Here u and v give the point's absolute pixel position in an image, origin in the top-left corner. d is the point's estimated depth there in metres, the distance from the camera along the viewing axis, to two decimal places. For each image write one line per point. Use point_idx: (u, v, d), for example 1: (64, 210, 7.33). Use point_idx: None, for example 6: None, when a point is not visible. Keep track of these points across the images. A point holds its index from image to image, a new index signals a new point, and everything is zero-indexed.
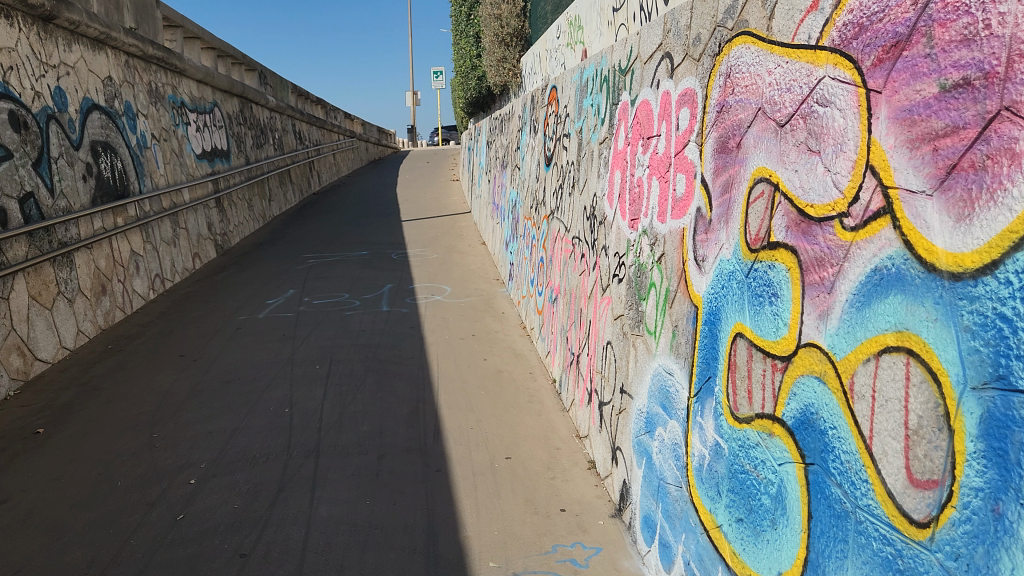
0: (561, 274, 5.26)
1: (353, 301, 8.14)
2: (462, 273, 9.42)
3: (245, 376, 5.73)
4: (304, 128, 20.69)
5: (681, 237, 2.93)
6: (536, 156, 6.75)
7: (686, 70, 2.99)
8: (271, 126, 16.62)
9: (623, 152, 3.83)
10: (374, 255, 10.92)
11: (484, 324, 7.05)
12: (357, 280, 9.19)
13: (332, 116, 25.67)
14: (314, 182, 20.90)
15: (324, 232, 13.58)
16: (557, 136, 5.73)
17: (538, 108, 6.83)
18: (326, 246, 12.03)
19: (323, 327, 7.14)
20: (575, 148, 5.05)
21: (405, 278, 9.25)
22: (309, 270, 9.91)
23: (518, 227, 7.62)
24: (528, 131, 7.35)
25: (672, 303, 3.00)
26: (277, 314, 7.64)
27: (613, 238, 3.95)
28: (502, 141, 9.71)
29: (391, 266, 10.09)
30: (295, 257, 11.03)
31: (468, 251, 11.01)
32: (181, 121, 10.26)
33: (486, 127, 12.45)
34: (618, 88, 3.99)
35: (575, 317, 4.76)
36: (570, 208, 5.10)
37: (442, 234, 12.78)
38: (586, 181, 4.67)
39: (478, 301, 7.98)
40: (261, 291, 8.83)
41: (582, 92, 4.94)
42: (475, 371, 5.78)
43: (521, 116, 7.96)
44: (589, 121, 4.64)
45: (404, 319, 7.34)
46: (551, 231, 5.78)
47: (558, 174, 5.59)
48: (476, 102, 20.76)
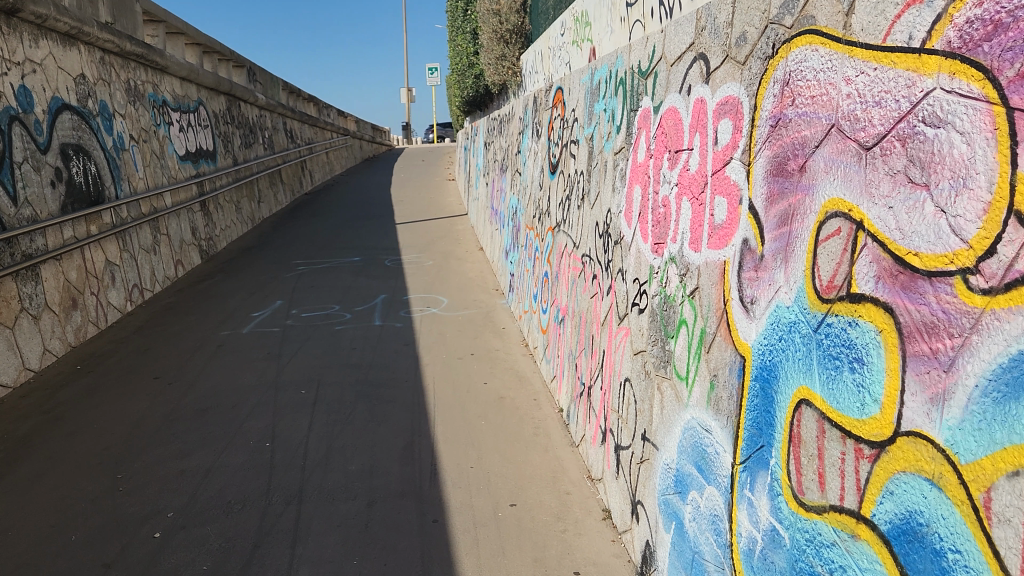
0: (569, 293, 4.84)
1: (344, 313, 7.70)
2: (459, 282, 8.99)
3: (224, 402, 5.29)
4: (295, 126, 20.20)
5: (722, 271, 2.49)
6: (539, 162, 6.32)
7: (727, 75, 2.55)
8: (261, 124, 16.13)
9: (644, 166, 3.40)
10: (367, 261, 10.48)
11: (483, 341, 6.62)
12: (348, 289, 8.75)
13: (325, 114, 25.16)
14: (307, 182, 20.42)
15: (315, 236, 13.12)
16: (563, 142, 5.29)
17: (541, 110, 6.39)
18: (317, 251, 11.58)
19: (311, 344, 6.70)
20: (584, 158, 4.61)
21: (399, 288, 8.80)
22: (298, 278, 9.45)
23: (520, 237, 7.19)
24: (530, 135, 6.91)
25: (710, 349, 2.56)
26: (263, 329, 7.19)
27: (633, 262, 3.52)
28: (501, 143, 9.28)
29: (385, 274, 9.64)
30: (284, 263, 10.57)
31: (466, 258, 10.57)
32: (161, 121, 9.80)
33: (484, 127, 12.01)
34: (638, 93, 3.56)
35: (586, 345, 4.33)
36: (579, 222, 4.67)
37: (438, 238, 12.33)
38: (597, 194, 4.24)
39: (477, 314, 7.54)
40: (246, 302, 8.37)
41: (592, 96, 4.50)
42: (475, 397, 5.35)
43: (522, 117, 7.52)
44: (601, 129, 4.21)
45: (398, 335, 6.90)
46: (557, 245, 5.35)
47: (565, 185, 5.16)
48: (473, 100, 20.25)
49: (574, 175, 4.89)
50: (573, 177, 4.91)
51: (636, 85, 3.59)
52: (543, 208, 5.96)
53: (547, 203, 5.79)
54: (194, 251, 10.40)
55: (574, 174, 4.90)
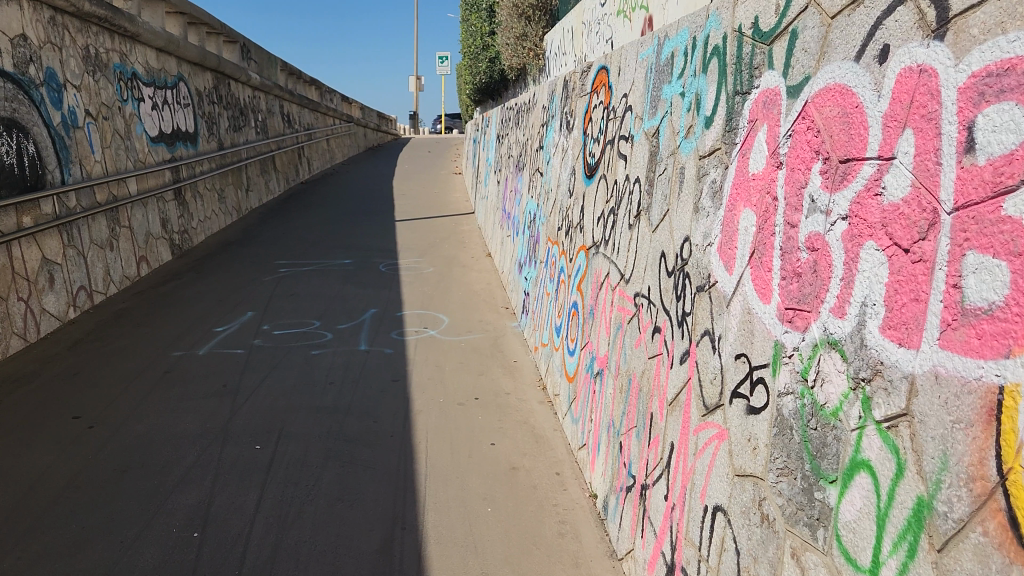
0: (612, 341, 3.61)
1: (325, 332, 6.48)
2: (462, 296, 7.78)
3: (153, 461, 4.07)
4: (293, 110, 18.96)
5: (996, 408, 1.26)
6: (570, 162, 5.08)
7: (1003, 19, 1.32)
8: (253, 106, 14.89)
9: (765, 180, 2.17)
10: (359, 265, 9.27)
11: (490, 379, 5.38)
12: (334, 301, 7.52)
13: (327, 98, 23.89)
14: (303, 169, 19.16)
15: (306, 232, 11.88)
16: (607, 139, 4.06)
17: (574, 98, 5.14)
18: (305, 250, 10.35)
19: (279, 373, 5.48)
20: (643, 160, 3.38)
21: (392, 302, 7.58)
22: (279, 284, 8.23)
23: (540, 251, 5.96)
24: (556, 130, 5.69)
25: (947, 549, 1.33)
26: (225, 350, 5.96)
27: (737, 330, 2.27)
28: (518, 135, 8.06)
29: (378, 282, 8.43)
30: (266, 263, 9.35)
31: (471, 266, 9.33)
32: (128, 96, 8.58)
33: (498, 118, 10.79)
34: (753, 67, 2.33)
35: (640, 424, 3.11)
36: (632, 248, 3.44)
37: (440, 240, 11.08)
38: (666, 213, 3.01)
39: (483, 340, 6.33)
40: (213, 312, 7.15)
41: (660, 76, 3.26)
42: (479, 464, 4.13)
43: (546, 107, 6.29)
44: (676, 121, 2.98)
45: (386, 365, 5.67)
46: (595, 272, 4.13)
47: (609, 195, 3.92)
48: (485, 88, 19.03)
49: (624, 183, 3.66)
50: (623, 185, 3.67)
51: (750, 53, 2.35)
52: (574, 223, 4.73)
53: (581, 215, 4.56)
54: (163, 245, 9.20)
55: (625, 182, 3.66)
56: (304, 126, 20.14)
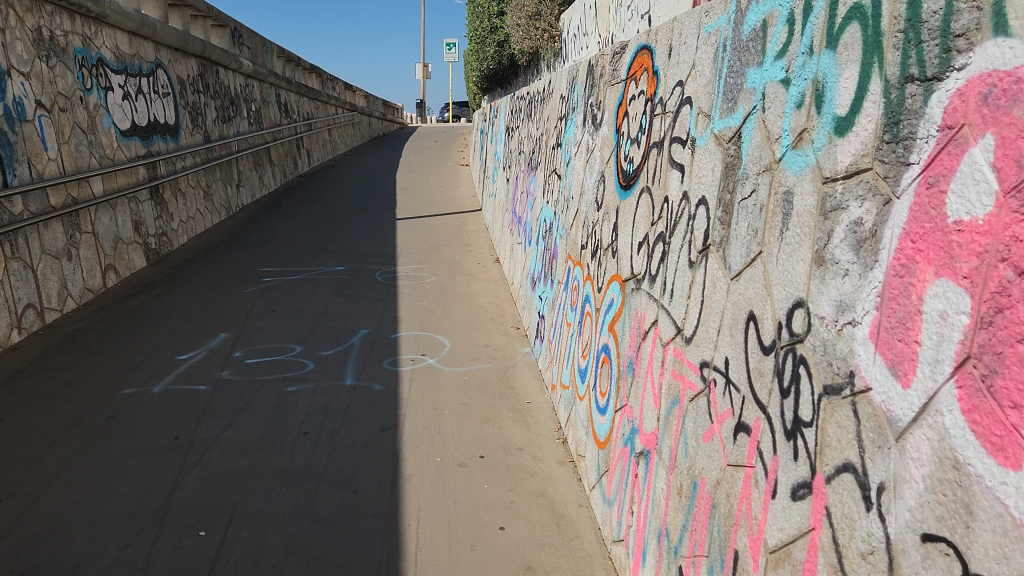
0: (664, 418, 2.67)
1: (306, 361, 5.58)
2: (467, 314, 6.86)
3: (63, 558, 3.17)
4: (291, 100, 18.01)
5: None
6: (597, 167, 4.12)
7: None
8: (245, 95, 13.95)
9: (999, 234, 1.21)
10: (353, 273, 8.35)
11: (497, 429, 4.45)
12: (319, 321, 6.60)
13: (329, 86, 22.90)
14: (302, 162, 18.23)
15: (298, 233, 10.97)
16: (654, 141, 3.10)
17: (603, 89, 4.17)
18: (295, 255, 9.44)
19: (246, 419, 4.57)
20: (716, 174, 2.42)
21: (386, 322, 6.66)
22: (260, 297, 7.32)
23: (559, 272, 5.02)
24: (579, 126, 4.73)
25: None
26: (184, 386, 5.06)
27: (921, 488, 1.33)
28: (531, 128, 7.10)
29: (372, 295, 7.52)
30: (249, 271, 8.44)
31: (477, 275, 8.39)
32: (91, 84, 7.67)
33: (507, 108, 9.81)
34: (951, 33, 1.36)
35: (711, 556, 2.16)
36: (696, 295, 2.49)
37: (444, 243, 10.14)
38: (759, 257, 2.06)
39: (491, 372, 5.41)
40: (180, 333, 6.25)
41: (742, 56, 2.29)
42: (484, 560, 3.20)
43: (566, 98, 5.32)
44: (778, 122, 2.01)
45: (374, 408, 4.75)
46: (635, 314, 3.18)
47: (658, 217, 2.97)
48: (493, 74, 17.95)
49: (682, 204, 2.70)
50: (680, 206, 2.72)
51: (943, 10, 1.39)
52: (605, 244, 3.78)
53: (614, 238, 3.63)
54: (135, 251, 8.31)
55: (682, 201, 2.71)
56: (303, 116, 19.18)
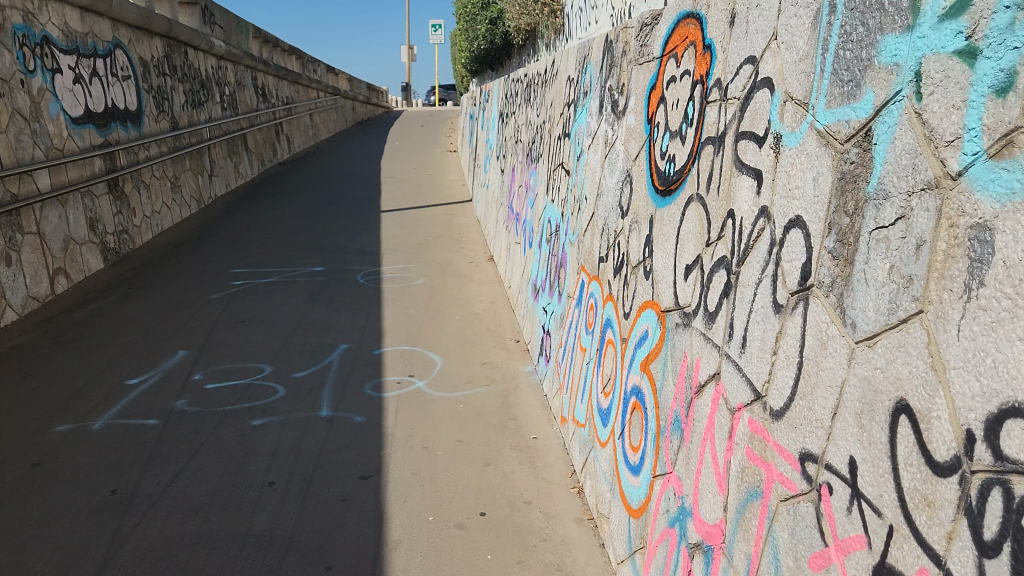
0: (736, 513, 1.99)
1: (277, 386, 4.88)
2: (459, 324, 6.17)
3: None
4: (270, 83, 17.09)
5: None
6: (621, 163, 3.42)
7: None
8: (218, 78, 13.06)
9: None
10: (333, 275, 7.61)
11: (500, 476, 3.77)
12: (293, 334, 5.88)
13: (309, 68, 21.90)
14: (282, 149, 17.34)
15: (275, 228, 10.20)
16: (710, 139, 2.41)
17: (629, 70, 3.47)
18: (271, 254, 8.68)
19: (201, 464, 3.86)
20: (823, 187, 1.72)
21: (369, 334, 5.94)
22: (229, 305, 6.58)
23: (570, 283, 4.33)
24: (594, 114, 4.04)
25: None
26: (131, 420, 4.33)
27: None
28: (530, 116, 6.36)
29: (354, 301, 6.79)
30: (218, 273, 7.68)
31: (469, 277, 7.69)
32: (35, 65, 6.83)
33: (500, 92, 9.05)
34: None
35: None
36: (788, 353, 1.80)
37: (432, 239, 9.40)
38: (916, 319, 1.37)
39: (490, 398, 4.74)
40: (134, 350, 5.50)
41: (870, 19, 1.60)
42: None
43: (576, 80, 4.61)
44: (950, 117, 1.32)
45: (354, 448, 4.05)
46: (682, 358, 2.50)
47: (720, 236, 2.27)
48: (484, 55, 17.02)
49: (761, 223, 2.01)
50: (756, 226, 2.04)
51: None
52: (636, 260, 3.09)
53: (649, 254, 2.93)
54: (90, 251, 7.51)
55: (760, 220, 2.02)
56: (283, 100, 18.25)
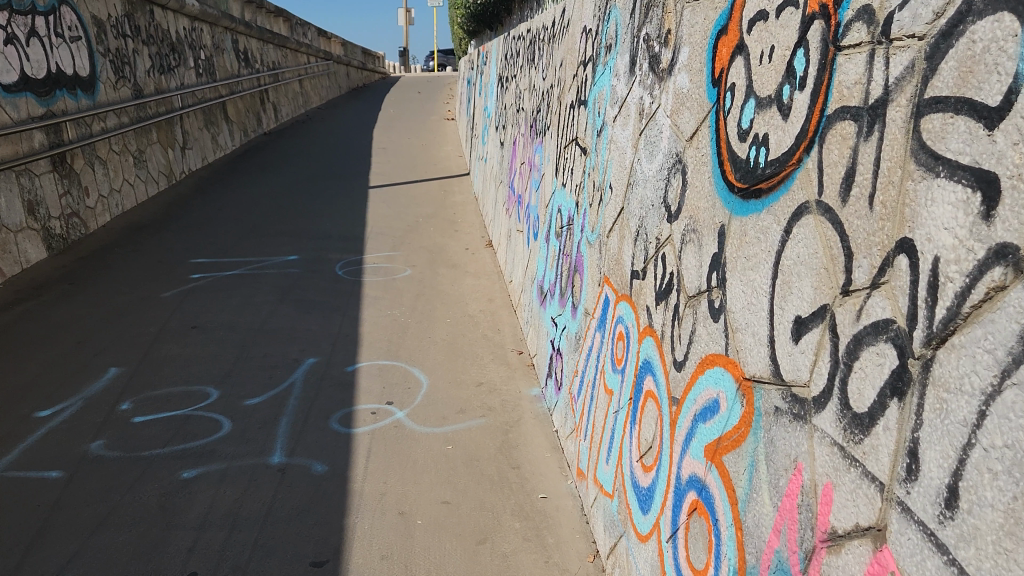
0: None
1: (222, 418, 3.94)
2: (451, 330, 5.21)
3: None
4: (253, 47, 15.86)
5: None
6: (667, 142, 2.44)
7: None
8: (193, 41, 11.88)
9: None
10: (308, 267, 6.62)
11: (498, 560, 2.84)
12: (252, 345, 4.91)
13: (298, 32, 20.54)
14: (268, 118, 16.15)
15: (251, 208, 9.16)
16: (850, 111, 1.43)
17: (677, 11, 2.46)
18: (242, 239, 7.67)
19: (103, 543, 2.93)
20: None
21: (343, 343, 4.97)
22: (182, 305, 5.60)
23: (588, 295, 3.38)
24: (621, 75, 3.04)
25: None
26: (27, 474, 3.39)
27: None
28: (535, 79, 5.31)
29: (329, 299, 5.82)
30: (176, 264, 6.69)
31: (465, 266, 6.71)
32: None
33: (499, 53, 7.95)
34: None
35: None
36: None
37: (424, 220, 8.38)
38: None
39: (487, 435, 3.80)
40: (57, 366, 4.53)
41: None
42: None
43: (594, 30, 3.59)
44: None
45: (308, 515, 3.13)
46: (791, 470, 1.54)
47: (878, 281, 1.31)
48: (482, 14, 15.73)
49: (999, 275, 1.05)
50: (984, 279, 1.07)
51: None
52: (695, 288, 2.11)
53: (719, 282, 1.96)
54: (28, 240, 6.50)
55: (994, 268, 1.06)
56: (268, 66, 16.99)
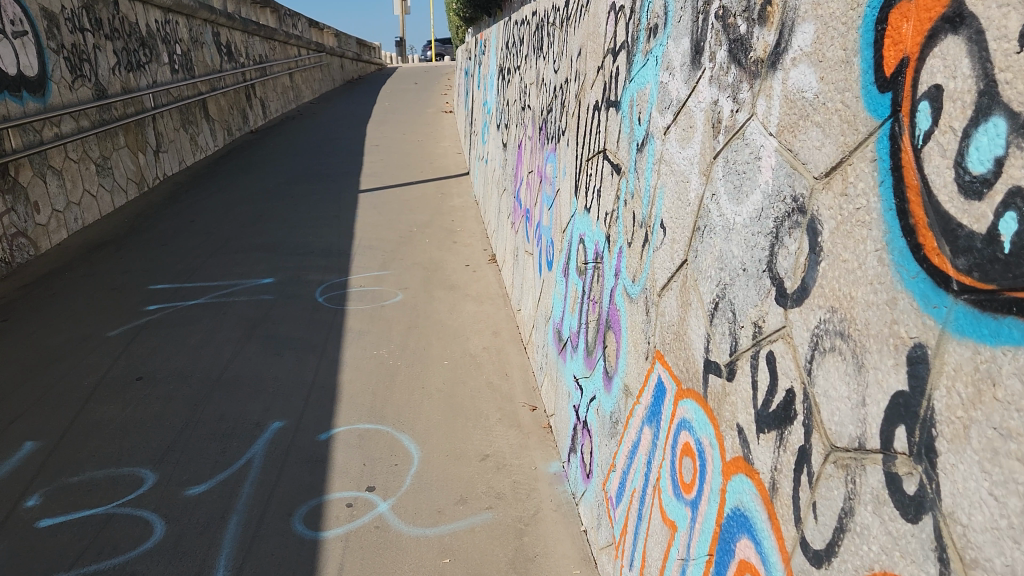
0: None
1: (154, 517, 3.09)
2: (448, 376, 4.34)
3: None
4: (238, 39, 14.89)
5: None
6: (772, 173, 1.56)
7: None
8: (167, 33, 10.93)
9: None
10: (284, 292, 5.74)
11: None
12: (205, 404, 4.04)
13: (287, 23, 19.50)
14: (254, 114, 15.22)
15: (227, 218, 8.27)
16: None
17: None
18: (213, 257, 6.79)
19: None
20: None
21: (317, 399, 4.09)
22: (129, 348, 4.72)
23: (629, 367, 2.51)
24: (675, 69, 2.16)
25: None
26: None
27: None
28: (545, 71, 4.40)
29: (305, 335, 4.94)
30: (133, 291, 5.81)
31: (464, 288, 5.83)
32: None
33: (500, 42, 7.02)
34: None
35: None
36: None
37: (418, 230, 7.48)
38: None
39: (494, 540, 2.94)
40: None
41: None
42: None
43: (628, 7, 2.70)
44: None
45: None
46: None
47: None
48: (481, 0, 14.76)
49: None
50: None
51: None
52: (852, 438, 1.23)
53: (915, 449, 1.08)
54: None
55: None
56: (255, 60, 16.02)
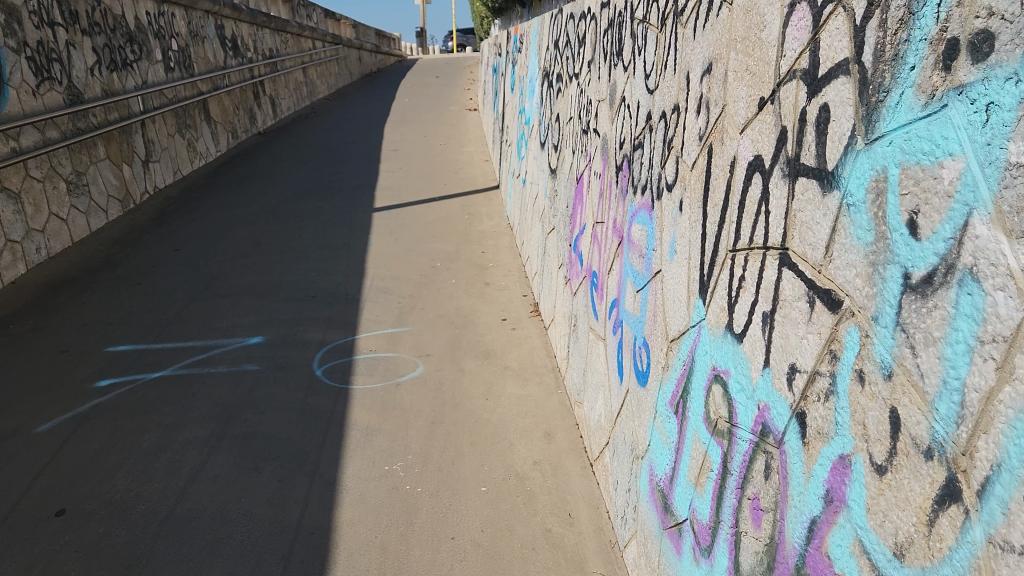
0: None
1: None
2: (489, 517, 3.10)
3: None
4: (245, 32, 13.71)
5: None
6: None
7: None
8: (160, 26, 9.73)
9: None
10: (274, 361, 4.55)
11: None
12: (143, 567, 2.83)
13: (301, 13, 18.29)
14: (263, 113, 14.07)
15: (219, 245, 7.10)
16: None
17: None
18: (195, 302, 5.60)
19: None
20: None
21: (301, 561, 2.87)
22: (58, 455, 3.53)
23: None
24: None
25: None
26: None
27: None
28: (627, 86, 3.11)
29: (295, 435, 3.73)
30: (86, 356, 4.64)
31: (502, 356, 4.60)
32: None
33: (544, 40, 5.74)
34: None
35: None
36: None
37: (442, 266, 6.25)
38: None
39: None
40: None
41: None
42: None
43: None
44: None
45: None
46: None
47: None
48: None
49: None
50: None
51: None
52: None
53: None
54: None
55: None
56: (264, 54, 14.81)
